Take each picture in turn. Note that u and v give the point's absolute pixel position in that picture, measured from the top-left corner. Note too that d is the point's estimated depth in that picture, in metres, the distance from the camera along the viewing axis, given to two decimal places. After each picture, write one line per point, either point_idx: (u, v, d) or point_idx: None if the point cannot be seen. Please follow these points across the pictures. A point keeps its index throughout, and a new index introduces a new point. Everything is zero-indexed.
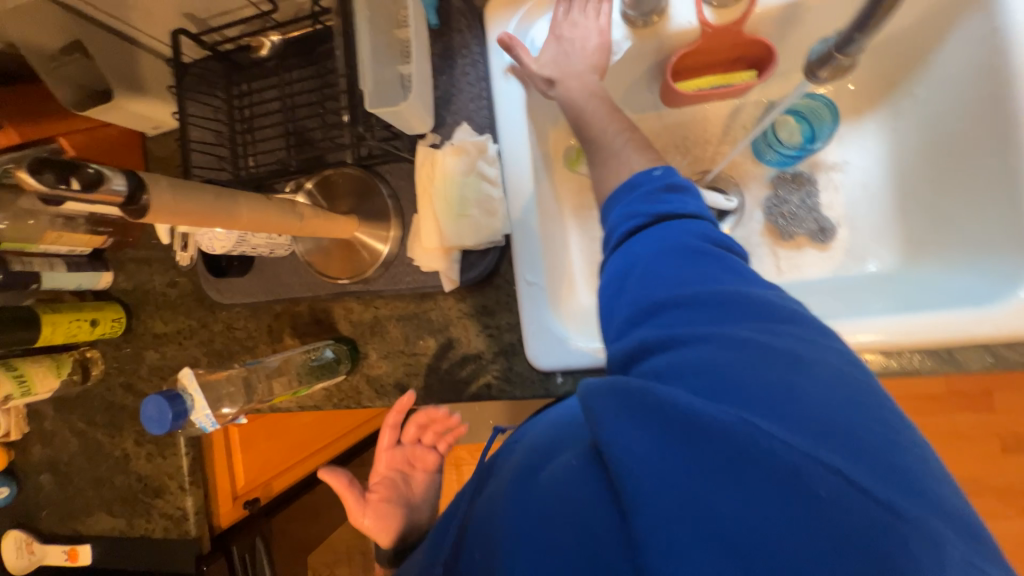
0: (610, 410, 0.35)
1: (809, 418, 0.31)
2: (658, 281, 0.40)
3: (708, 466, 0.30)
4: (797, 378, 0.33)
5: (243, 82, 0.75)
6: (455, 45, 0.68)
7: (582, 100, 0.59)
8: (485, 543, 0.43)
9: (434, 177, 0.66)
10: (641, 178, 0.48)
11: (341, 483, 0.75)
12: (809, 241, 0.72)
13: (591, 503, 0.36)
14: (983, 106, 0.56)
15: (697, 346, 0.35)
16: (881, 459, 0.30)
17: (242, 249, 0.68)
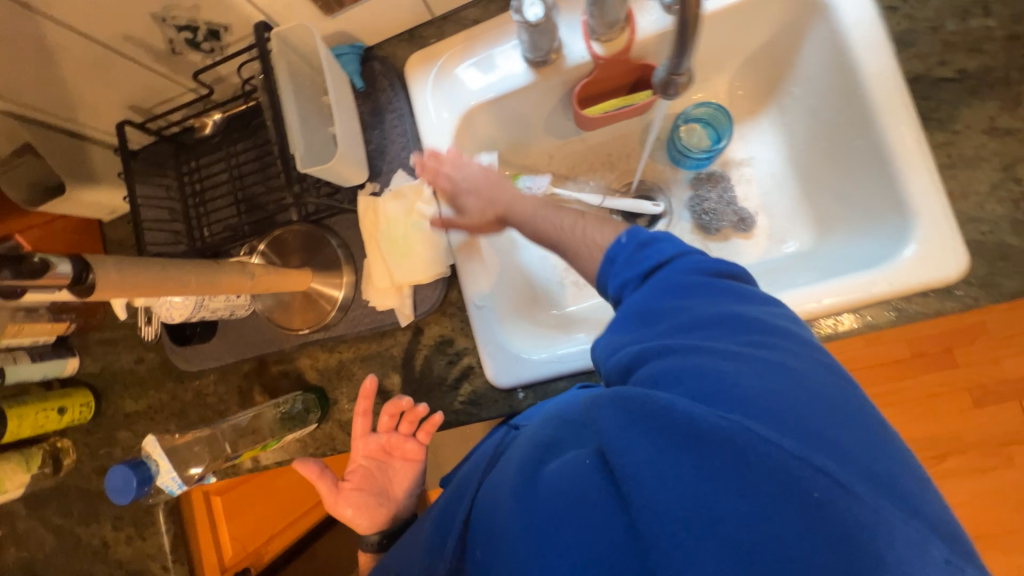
0: (616, 421, 0.37)
1: (805, 422, 0.34)
2: (662, 315, 0.43)
3: (712, 471, 0.33)
4: (792, 387, 0.36)
5: (192, 160, 0.80)
6: (382, 102, 0.74)
7: (531, 212, 0.60)
8: (484, 538, 0.46)
9: (379, 223, 0.71)
10: (613, 249, 0.50)
11: (312, 473, 0.70)
12: (734, 231, 0.78)
13: (597, 497, 0.37)
14: (841, 97, 0.64)
15: (698, 359, 0.38)
16: (867, 460, 0.34)
17: (202, 314, 0.70)
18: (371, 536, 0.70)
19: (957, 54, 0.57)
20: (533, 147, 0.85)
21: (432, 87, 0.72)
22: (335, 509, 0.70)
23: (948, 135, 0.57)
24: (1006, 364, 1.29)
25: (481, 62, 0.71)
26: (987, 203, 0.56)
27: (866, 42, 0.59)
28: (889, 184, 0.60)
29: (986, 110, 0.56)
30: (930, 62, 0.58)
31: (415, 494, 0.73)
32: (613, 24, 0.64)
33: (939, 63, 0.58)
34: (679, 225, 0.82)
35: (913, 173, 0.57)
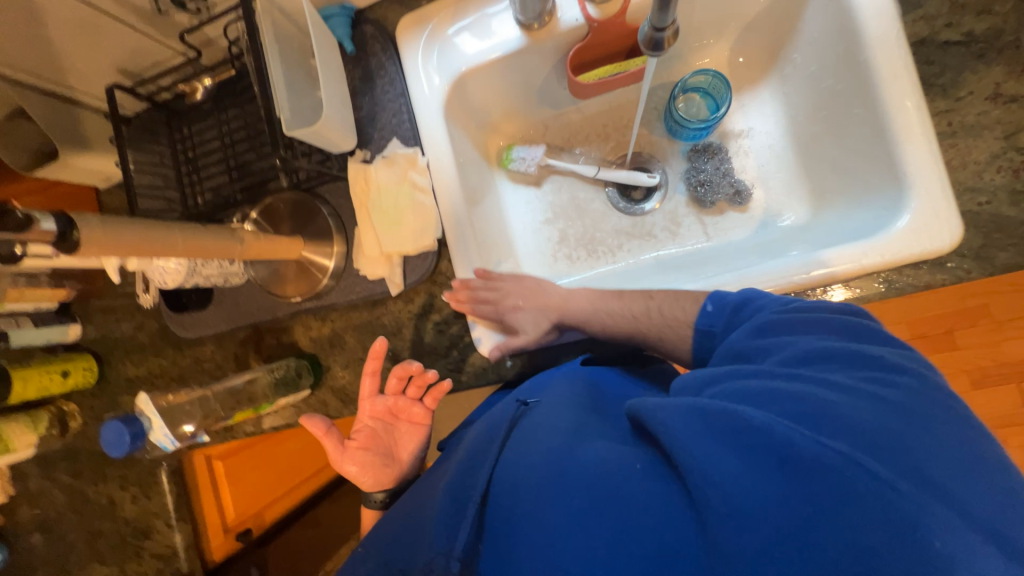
0: (689, 427, 0.38)
1: (915, 460, 0.35)
2: (756, 347, 0.46)
3: (814, 497, 0.33)
4: (902, 424, 0.36)
5: (184, 127, 0.80)
6: (373, 68, 0.73)
7: (589, 312, 0.68)
8: (507, 527, 0.41)
9: (369, 191, 0.71)
10: (704, 319, 0.55)
11: (320, 430, 0.70)
12: (729, 205, 0.79)
13: (664, 505, 0.37)
14: (841, 61, 0.62)
15: (799, 388, 0.39)
16: (963, 493, 0.34)
17: (196, 280, 0.71)
18: (376, 494, 0.70)
19: (964, 16, 0.55)
20: (528, 116, 0.85)
21: (423, 51, 0.70)
22: (339, 467, 0.70)
23: (951, 102, 0.55)
24: (1009, 347, 1.27)
25: (476, 27, 0.69)
26: (985, 173, 0.54)
27: (870, 4, 0.57)
28: (887, 154, 0.58)
29: (990, 76, 0.54)
30: (937, 24, 0.56)
31: (420, 456, 0.73)
32: None
33: (946, 25, 0.56)
34: (674, 199, 0.82)
35: (912, 143, 0.55)
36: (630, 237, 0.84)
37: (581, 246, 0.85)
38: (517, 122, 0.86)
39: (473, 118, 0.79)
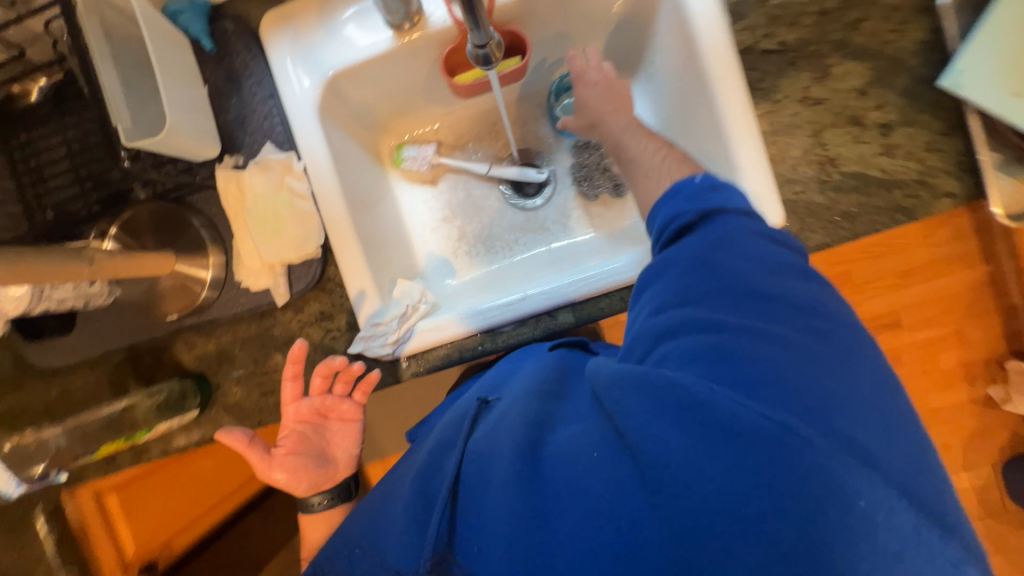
0: (642, 407, 0.40)
1: (850, 422, 0.38)
2: (721, 273, 0.46)
3: (752, 468, 0.36)
4: (835, 381, 0.40)
5: (21, 132, 0.71)
6: (238, 67, 0.69)
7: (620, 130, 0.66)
8: (468, 513, 0.47)
9: (245, 199, 0.68)
10: (682, 183, 0.53)
11: (242, 444, 0.68)
12: (611, 197, 0.85)
13: (613, 479, 0.40)
14: (687, 66, 0.68)
15: (744, 338, 0.41)
16: (883, 436, 0.39)
17: (46, 305, 0.64)
18: (313, 497, 0.71)
19: (779, 27, 0.63)
20: (418, 114, 0.85)
21: (291, 52, 0.68)
22: (270, 478, 0.69)
23: (772, 103, 0.63)
24: None
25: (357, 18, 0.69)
26: (800, 166, 0.63)
27: (704, 15, 0.63)
28: (724, 151, 0.65)
29: (801, 83, 0.63)
30: (758, 33, 0.63)
31: (355, 452, 0.74)
32: None
33: (765, 35, 0.63)
34: (562, 192, 0.87)
35: (742, 142, 0.62)
36: (524, 232, 0.87)
37: (477, 244, 0.87)
38: (406, 121, 0.85)
39: (355, 118, 0.78)
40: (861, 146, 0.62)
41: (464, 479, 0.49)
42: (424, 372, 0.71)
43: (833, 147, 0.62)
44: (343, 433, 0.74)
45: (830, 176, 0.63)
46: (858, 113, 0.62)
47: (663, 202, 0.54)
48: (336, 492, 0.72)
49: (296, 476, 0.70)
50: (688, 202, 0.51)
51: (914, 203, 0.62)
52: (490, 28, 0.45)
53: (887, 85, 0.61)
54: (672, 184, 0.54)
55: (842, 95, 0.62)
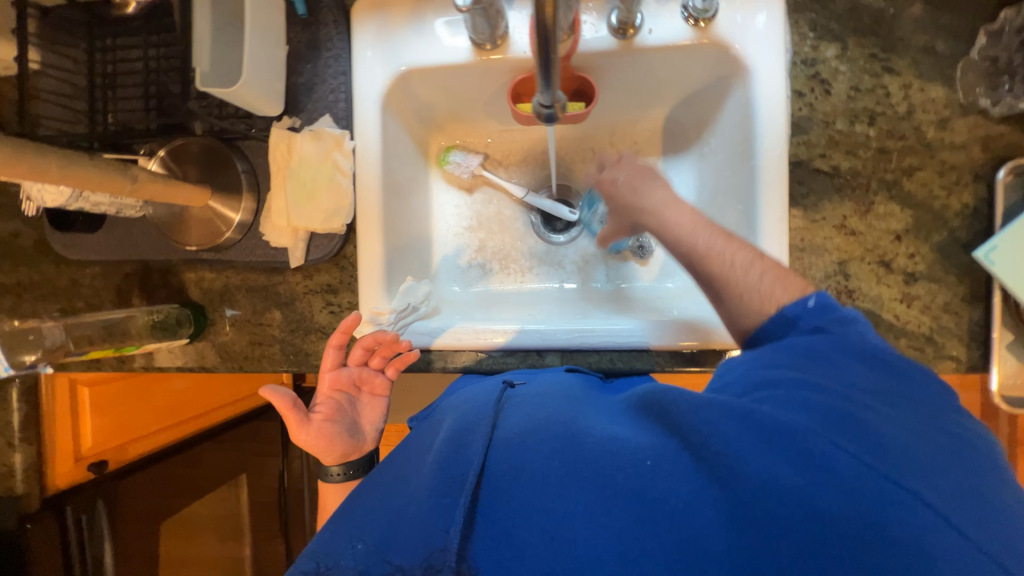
0: (744, 437, 0.41)
1: (955, 505, 0.39)
2: (822, 351, 0.48)
3: (850, 518, 0.37)
4: (936, 465, 0.41)
5: (108, 37, 0.74)
6: (321, 37, 0.72)
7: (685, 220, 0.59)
8: (507, 497, 0.45)
9: (290, 159, 0.71)
10: (798, 310, 0.51)
11: (282, 404, 0.66)
12: (633, 256, 0.87)
13: (701, 501, 0.40)
14: (740, 160, 0.69)
15: (845, 404, 0.43)
16: (969, 499, 0.39)
17: (82, 204, 0.67)
18: (336, 467, 0.70)
19: (836, 151, 0.64)
20: (475, 123, 0.87)
21: (373, 38, 0.71)
22: (303, 443, 0.68)
23: (808, 221, 0.64)
24: None
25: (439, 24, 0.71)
26: (818, 288, 0.64)
27: (769, 120, 0.64)
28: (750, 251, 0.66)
29: (841, 210, 0.64)
30: (814, 151, 0.64)
31: (383, 426, 0.74)
32: None
33: (821, 155, 0.64)
34: (588, 237, 0.89)
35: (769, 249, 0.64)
36: (539, 263, 0.89)
37: (493, 260, 0.89)
38: (461, 125, 0.87)
39: (414, 112, 0.80)
40: (882, 287, 0.63)
41: (495, 469, 0.47)
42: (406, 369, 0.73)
43: (854, 279, 0.63)
44: (374, 405, 0.74)
45: (843, 306, 0.63)
46: (888, 255, 0.63)
47: (770, 335, 0.52)
48: (358, 467, 0.71)
49: (324, 444, 0.68)
50: (808, 325, 0.50)
51: (917, 357, 0.62)
52: (559, 92, 0.48)
53: (923, 237, 0.62)
54: (781, 309, 0.51)
55: (877, 234, 0.63)
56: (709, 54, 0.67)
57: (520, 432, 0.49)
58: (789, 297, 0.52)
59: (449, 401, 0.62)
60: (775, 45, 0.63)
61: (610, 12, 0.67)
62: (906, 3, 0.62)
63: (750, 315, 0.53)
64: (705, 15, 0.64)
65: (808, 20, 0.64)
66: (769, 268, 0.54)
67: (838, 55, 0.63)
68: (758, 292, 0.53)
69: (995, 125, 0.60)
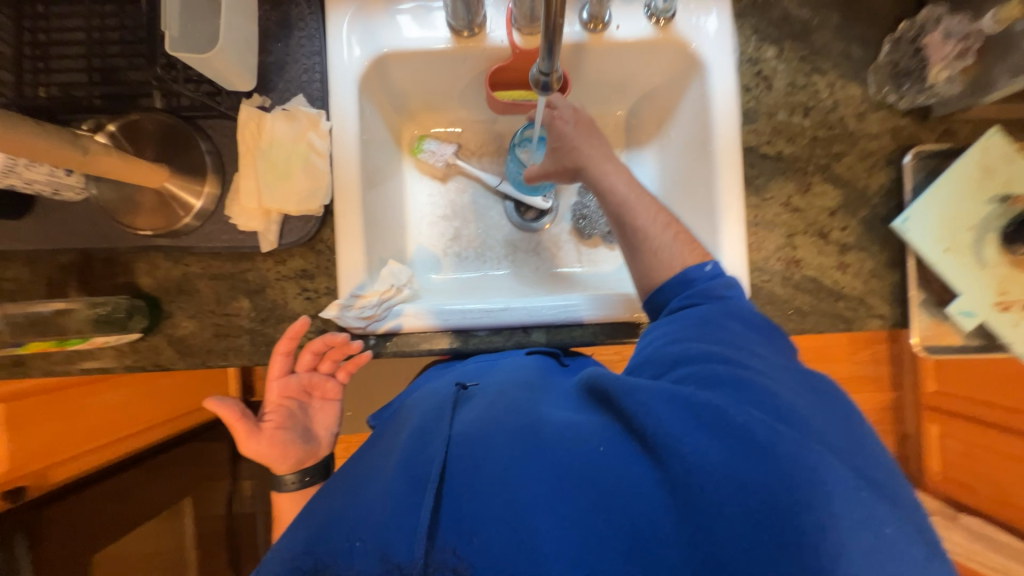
0: (677, 416, 0.43)
1: (853, 454, 0.44)
2: (724, 327, 0.53)
3: (781, 482, 0.39)
4: (831, 423, 0.46)
5: (40, 5, 0.67)
6: (292, 16, 0.70)
7: (623, 186, 0.66)
8: (460, 496, 0.43)
9: (260, 140, 0.68)
10: (696, 272, 0.60)
11: (232, 414, 0.66)
12: (602, 241, 0.92)
13: (643, 480, 0.42)
14: (696, 149, 0.76)
15: (755, 376, 0.47)
16: (874, 467, 0.44)
17: (11, 181, 0.60)
18: (290, 476, 0.70)
19: (779, 139, 0.72)
20: (447, 112, 0.88)
21: (351, 20, 0.70)
22: (254, 454, 0.67)
23: (759, 200, 0.72)
24: None
25: (418, 10, 0.72)
26: (770, 259, 0.72)
27: (723, 112, 0.71)
28: (712, 229, 0.72)
29: (786, 190, 0.72)
30: (762, 139, 0.73)
31: (337, 431, 0.74)
32: (532, 18, 0.67)
33: (767, 142, 0.73)
34: (560, 224, 0.92)
35: (729, 225, 0.70)
36: (515, 251, 0.91)
37: (468, 248, 0.91)
38: (434, 115, 0.88)
39: (388, 98, 0.80)
40: (822, 256, 0.72)
41: (452, 464, 0.46)
42: (389, 354, 0.72)
43: (799, 250, 0.72)
44: (326, 411, 0.74)
45: (792, 275, 0.72)
46: (825, 228, 0.72)
47: (677, 296, 0.60)
48: (314, 472, 0.71)
49: (277, 452, 0.67)
50: (704, 297, 0.58)
51: (853, 316, 0.72)
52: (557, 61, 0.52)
53: (853, 213, 0.72)
54: (684, 270, 0.61)
55: (816, 210, 0.72)
56: (670, 50, 0.73)
57: (472, 427, 0.49)
58: (693, 260, 0.62)
59: (413, 401, 0.62)
60: (724, 45, 0.71)
61: (582, 8, 0.71)
62: (827, 15, 0.72)
63: (662, 272, 0.62)
64: (665, 15, 0.70)
65: (751, 25, 0.73)
66: (679, 232, 0.64)
67: (776, 56, 0.73)
68: (671, 254, 0.62)
69: (901, 117, 0.72)
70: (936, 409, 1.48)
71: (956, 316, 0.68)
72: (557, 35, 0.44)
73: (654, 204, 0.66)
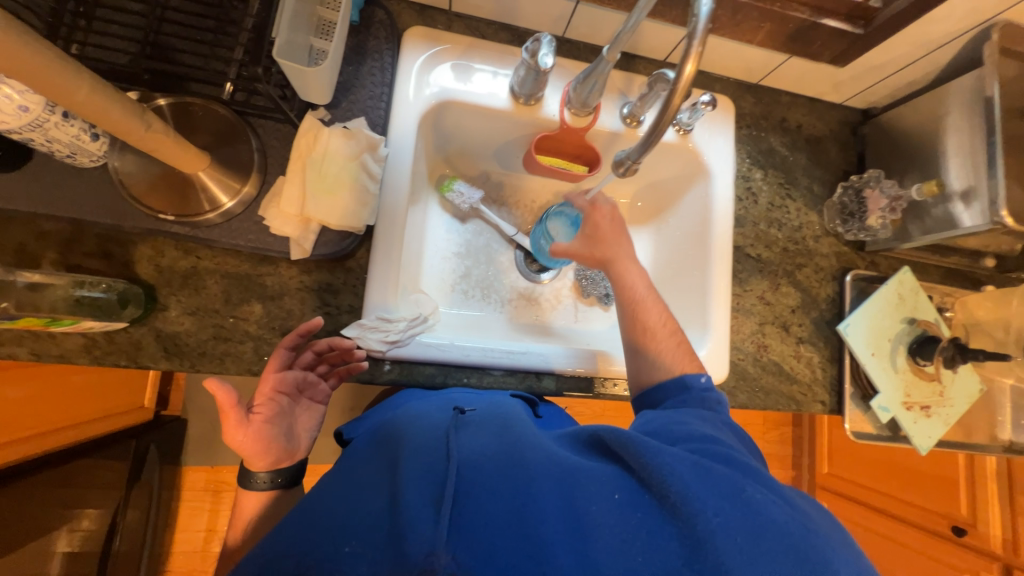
0: (693, 478, 0.47)
1: (835, 536, 0.49)
2: (717, 421, 0.60)
3: (782, 556, 0.44)
4: (814, 511, 0.52)
5: None
6: (368, 46, 0.74)
7: (640, 283, 0.75)
8: (480, 523, 0.43)
9: (314, 149, 0.68)
10: (693, 379, 0.65)
11: (229, 402, 0.56)
12: (598, 302, 0.99)
13: (658, 528, 0.44)
14: (694, 238, 0.89)
15: (749, 460, 0.53)
16: (853, 556, 0.49)
17: (32, 136, 0.53)
18: (264, 475, 0.62)
19: (759, 244, 0.88)
20: (478, 161, 0.94)
21: (424, 64, 0.76)
22: (235, 445, 0.59)
23: (741, 290, 0.87)
24: None
25: (484, 70, 0.80)
26: (745, 341, 0.85)
27: (722, 214, 0.86)
28: (702, 309, 0.84)
29: (761, 286, 0.87)
30: (746, 241, 0.88)
31: (316, 436, 0.69)
32: (585, 104, 0.77)
33: (749, 244, 0.88)
34: (562, 279, 0.98)
35: (718, 307, 0.83)
36: (520, 296, 0.95)
37: (475, 288, 0.92)
38: (466, 161, 0.94)
39: (433, 137, 0.85)
40: (785, 344, 0.86)
41: (468, 485, 0.45)
42: (400, 382, 0.72)
43: (767, 337, 0.86)
44: (309, 413, 0.69)
45: (761, 357, 0.85)
46: (787, 322, 0.87)
47: (673, 398, 0.65)
48: (290, 474, 0.64)
49: (264, 447, 0.60)
50: (698, 405, 0.63)
51: (803, 399, 0.85)
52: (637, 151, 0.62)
53: (808, 312, 0.88)
54: (681, 375, 0.67)
55: (782, 306, 0.87)
56: (684, 155, 0.87)
57: (484, 454, 0.49)
58: (690, 368, 0.68)
59: (404, 417, 0.58)
60: (727, 161, 0.87)
61: (622, 106, 0.83)
62: (799, 156, 0.92)
63: (662, 372, 0.69)
64: (687, 127, 0.84)
65: (746, 150, 0.90)
66: (680, 343, 0.71)
67: (761, 179, 0.90)
68: (670, 357, 0.69)
69: (844, 246, 0.91)
70: (827, 489, 1.71)
71: (876, 408, 0.84)
72: (655, 136, 0.55)
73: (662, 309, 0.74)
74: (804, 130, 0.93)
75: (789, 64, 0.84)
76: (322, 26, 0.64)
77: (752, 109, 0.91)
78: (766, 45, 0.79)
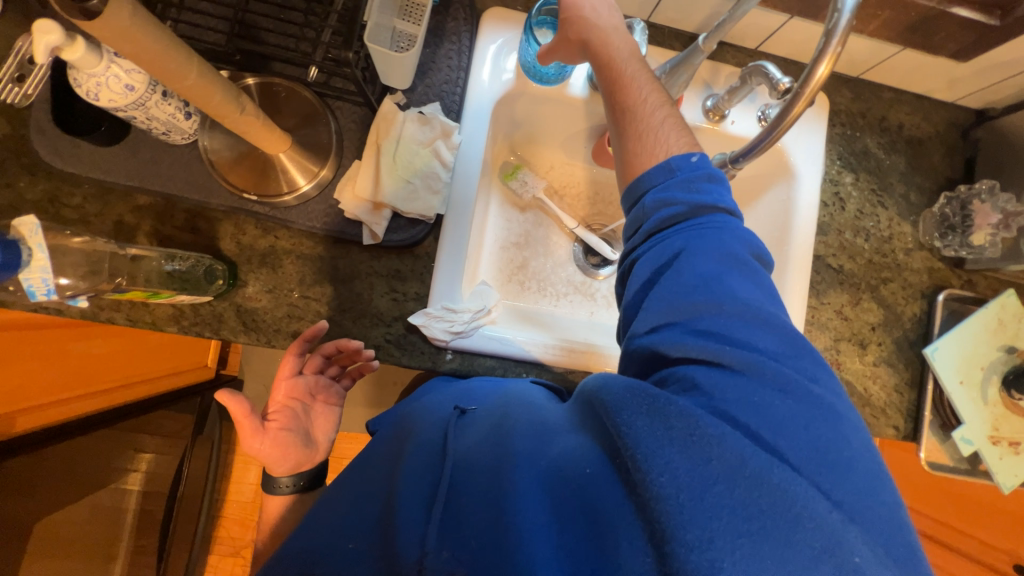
0: (648, 432, 0.42)
1: (841, 459, 0.42)
2: (719, 289, 0.49)
3: (758, 507, 0.38)
4: (829, 430, 0.43)
5: None
6: (447, 29, 0.73)
7: (624, 56, 0.59)
8: (458, 512, 0.45)
9: (389, 135, 0.67)
10: (680, 163, 0.54)
11: (241, 410, 0.63)
12: None
13: (620, 508, 0.43)
14: (772, 243, 0.83)
15: (738, 375, 0.46)
16: (866, 490, 0.41)
17: (134, 115, 0.55)
18: (285, 478, 0.67)
19: (842, 255, 0.82)
20: (543, 150, 0.91)
21: (502, 45, 0.74)
22: (254, 453, 0.65)
23: (817, 302, 0.81)
24: None
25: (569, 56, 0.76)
26: None
27: (807, 218, 0.80)
28: None
29: (840, 300, 0.82)
30: (828, 250, 0.82)
31: (335, 437, 0.74)
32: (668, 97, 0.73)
33: (831, 254, 0.82)
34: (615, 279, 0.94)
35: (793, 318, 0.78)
36: (576, 291, 0.92)
37: (532, 280, 0.90)
38: (533, 149, 0.91)
39: (504, 123, 0.83)
40: (861, 364, 0.81)
41: (460, 481, 0.48)
42: (460, 372, 0.72)
43: (841, 354, 0.80)
44: (326, 414, 0.74)
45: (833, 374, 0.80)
46: (865, 340, 0.81)
47: (655, 187, 0.55)
48: (310, 477, 0.68)
49: (279, 452, 0.66)
50: (684, 193, 0.53)
51: (874, 422, 0.80)
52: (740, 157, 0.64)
53: (890, 331, 0.82)
54: (668, 158, 0.55)
55: (861, 322, 0.81)
56: (769, 154, 0.81)
57: (478, 449, 0.51)
58: (680, 150, 0.56)
59: (413, 412, 0.61)
60: (816, 162, 0.80)
61: (706, 97, 0.78)
62: (897, 159, 0.84)
63: (645, 158, 0.56)
64: None
65: (837, 151, 0.83)
66: (670, 115, 0.58)
67: (851, 183, 0.83)
68: (659, 138, 0.56)
69: (938, 261, 0.83)
70: None
71: (957, 439, 0.78)
72: (763, 151, 0.58)
73: (650, 82, 0.59)
74: (906, 131, 0.85)
75: (900, 56, 0.76)
76: (405, 8, 0.65)
77: (849, 105, 0.84)
78: (877, 36, 0.72)
